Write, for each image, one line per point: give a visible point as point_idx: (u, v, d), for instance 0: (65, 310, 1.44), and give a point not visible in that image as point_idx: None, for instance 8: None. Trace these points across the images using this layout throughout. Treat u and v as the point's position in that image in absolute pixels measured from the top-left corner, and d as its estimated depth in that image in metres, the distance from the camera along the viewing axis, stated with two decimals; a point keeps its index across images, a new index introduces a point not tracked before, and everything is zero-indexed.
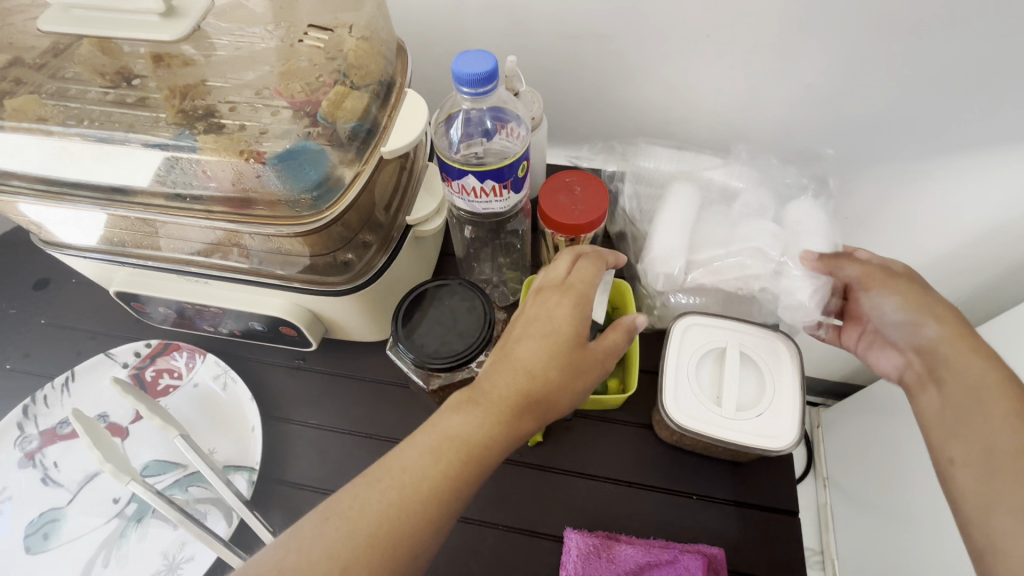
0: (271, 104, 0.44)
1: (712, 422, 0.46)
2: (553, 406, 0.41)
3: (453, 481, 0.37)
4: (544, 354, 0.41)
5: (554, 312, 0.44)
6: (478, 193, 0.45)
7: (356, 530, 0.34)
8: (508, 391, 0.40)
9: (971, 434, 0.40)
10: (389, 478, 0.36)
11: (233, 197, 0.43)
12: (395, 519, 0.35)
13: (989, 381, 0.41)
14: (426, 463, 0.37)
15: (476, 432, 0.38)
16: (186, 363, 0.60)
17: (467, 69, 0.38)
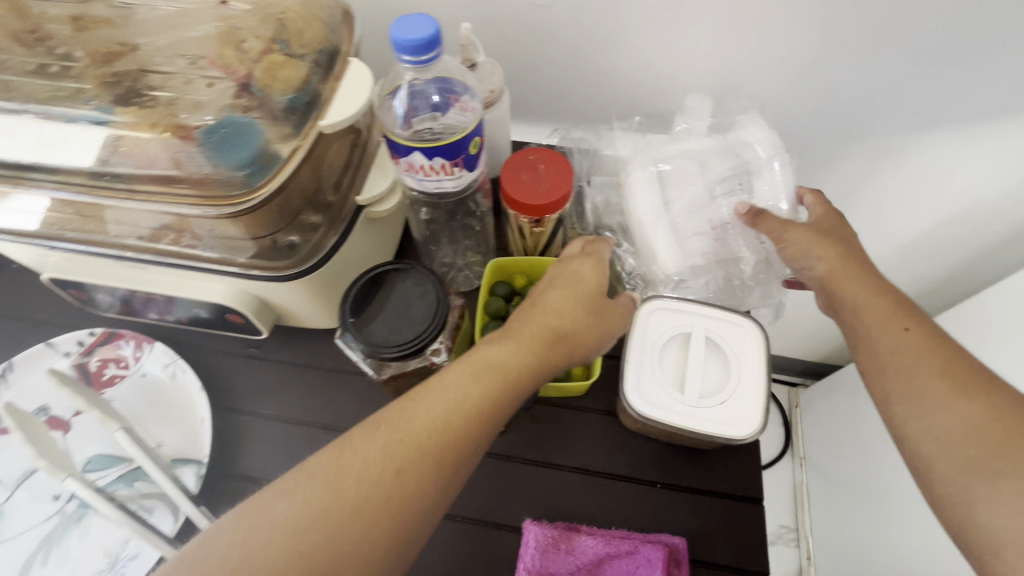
0: (204, 72, 0.42)
1: (675, 411, 0.45)
2: (574, 346, 0.42)
3: (492, 401, 0.37)
4: (569, 301, 0.43)
5: (576, 269, 0.46)
6: (427, 172, 0.42)
7: (395, 441, 0.34)
8: (540, 327, 0.41)
9: (926, 407, 0.37)
10: (426, 397, 0.36)
11: (156, 174, 0.40)
12: (433, 434, 0.35)
13: (920, 345, 0.39)
14: (466, 383, 0.37)
15: (512, 358, 0.39)
16: (132, 353, 0.57)
17: (407, 35, 0.35)
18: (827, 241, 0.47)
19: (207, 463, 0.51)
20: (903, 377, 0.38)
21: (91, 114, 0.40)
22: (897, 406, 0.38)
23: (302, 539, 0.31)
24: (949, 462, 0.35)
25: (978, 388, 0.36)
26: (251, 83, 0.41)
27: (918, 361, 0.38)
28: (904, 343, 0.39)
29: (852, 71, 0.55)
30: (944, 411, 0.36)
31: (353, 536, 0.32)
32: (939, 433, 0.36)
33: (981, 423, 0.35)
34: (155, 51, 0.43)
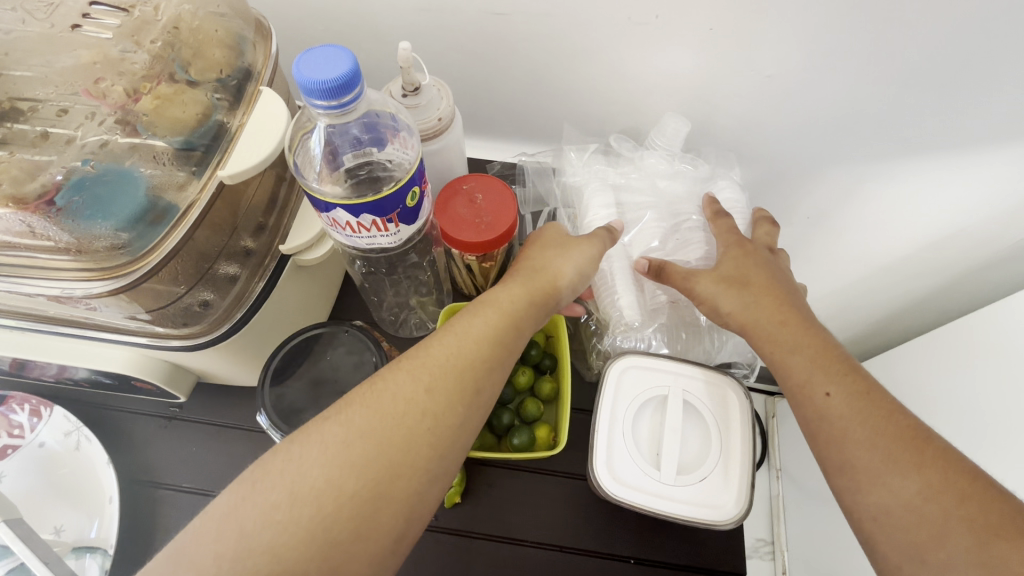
0: (76, 104, 0.34)
1: (649, 491, 0.40)
2: (568, 281, 0.41)
3: (506, 328, 0.36)
4: (551, 239, 0.43)
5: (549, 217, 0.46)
6: (355, 229, 0.35)
7: (420, 369, 0.33)
8: (521, 273, 0.40)
9: (875, 475, 0.33)
10: (440, 332, 0.35)
11: (13, 242, 0.32)
12: (456, 362, 0.33)
13: (860, 404, 0.36)
14: (477, 316, 0.36)
15: (515, 290, 0.39)
16: (28, 419, 0.49)
17: (317, 75, 0.28)
18: (747, 296, 0.42)
19: (113, 552, 0.44)
20: (842, 445, 0.35)
21: None
22: (839, 478, 0.35)
23: (340, 463, 0.29)
24: (892, 543, 0.32)
25: (917, 461, 0.33)
26: (135, 120, 0.33)
27: (849, 429, 0.35)
28: (830, 408, 0.36)
29: (842, 94, 0.50)
30: (885, 486, 0.32)
31: (392, 458, 0.30)
32: (878, 511, 0.32)
33: (934, 496, 0.31)
34: (11, 74, 0.34)
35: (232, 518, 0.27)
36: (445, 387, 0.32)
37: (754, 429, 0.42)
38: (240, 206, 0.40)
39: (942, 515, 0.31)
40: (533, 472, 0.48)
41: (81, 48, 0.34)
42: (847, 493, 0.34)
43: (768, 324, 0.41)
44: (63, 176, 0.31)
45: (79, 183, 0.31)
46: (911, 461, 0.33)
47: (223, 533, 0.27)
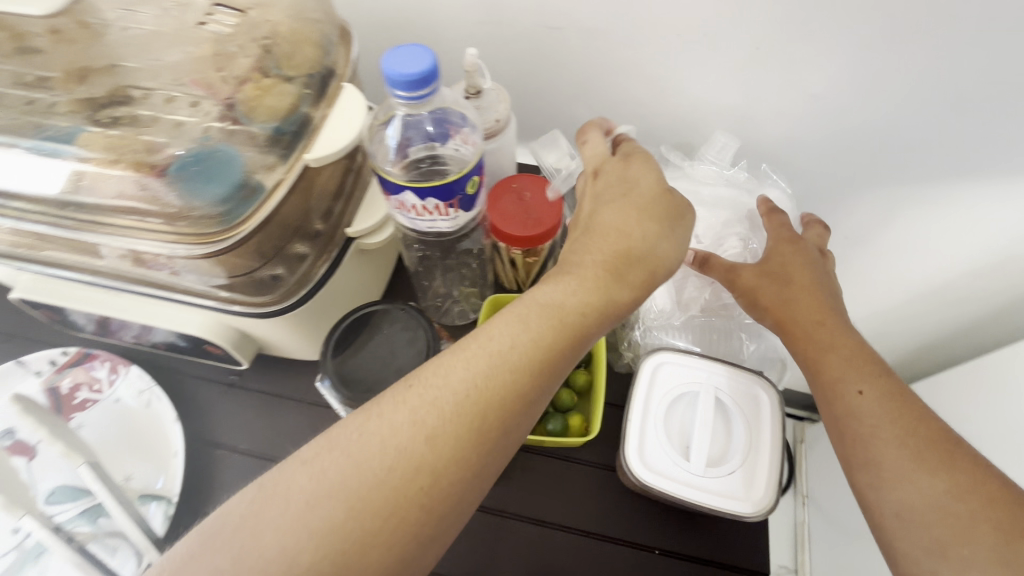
0: (188, 93, 0.39)
1: (678, 479, 0.41)
2: (632, 292, 0.38)
3: (551, 350, 0.35)
4: (637, 216, 0.39)
5: (638, 176, 0.42)
6: (420, 211, 0.39)
7: (446, 396, 0.32)
8: (587, 273, 0.37)
9: (900, 473, 0.34)
10: (478, 349, 0.34)
11: (129, 206, 0.37)
12: (485, 389, 0.33)
13: (891, 408, 0.37)
14: (522, 331, 0.34)
15: (573, 298, 0.36)
16: (107, 376, 0.54)
17: (400, 70, 0.32)
18: (787, 289, 0.44)
19: (176, 502, 0.48)
20: (870, 438, 0.36)
21: (55, 132, 0.38)
22: (863, 474, 0.36)
23: (354, 490, 0.29)
24: (911, 539, 0.33)
25: (943, 463, 0.34)
26: (237, 107, 0.38)
27: (878, 430, 0.36)
28: (861, 407, 0.37)
29: (883, 115, 0.51)
30: (909, 484, 0.34)
31: (407, 492, 0.30)
32: (901, 507, 0.33)
33: (957, 496, 0.32)
34: (134, 66, 0.40)
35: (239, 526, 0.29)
36: (470, 419, 0.32)
37: (782, 429, 0.43)
38: (315, 189, 0.44)
39: (962, 509, 0.32)
40: (562, 460, 0.50)
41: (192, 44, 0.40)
42: (870, 489, 0.35)
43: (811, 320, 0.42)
44: (183, 151, 0.36)
45: (194, 158, 0.36)
46: (938, 465, 0.34)
47: (236, 539, 0.28)
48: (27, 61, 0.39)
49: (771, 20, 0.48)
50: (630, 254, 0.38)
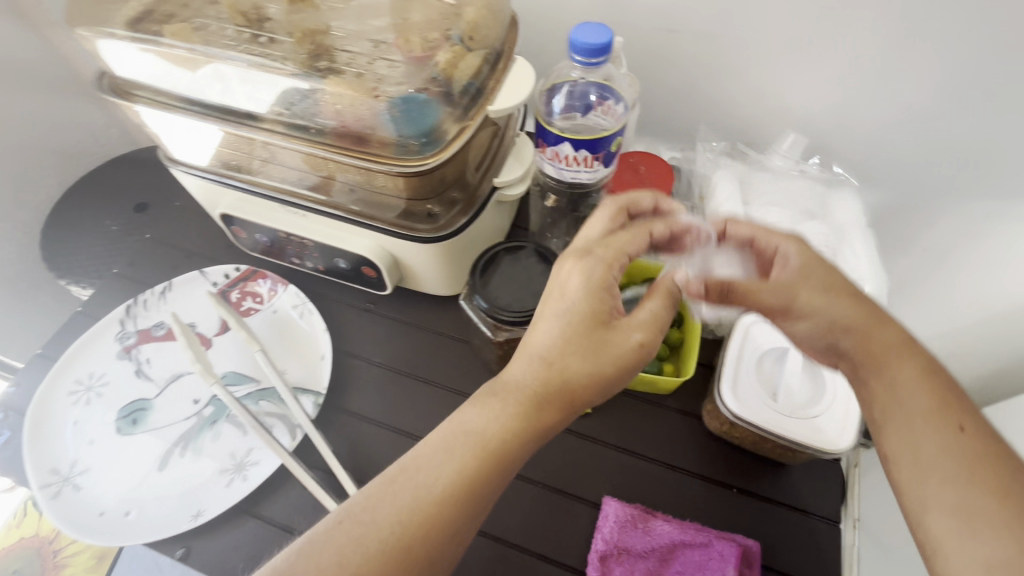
0: (390, 55, 0.47)
1: (767, 416, 0.47)
2: (562, 417, 0.41)
3: (471, 478, 0.39)
4: (562, 337, 0.41)
5: (574, 287, 0.43)
6: (569, 161, 0.47)
7: (368, 533, 0.36)
8: (524, 382, 0.41)
9: (927, 440, 0.36)
10: (405, 479, 0.38)
11: (352, 133, 0.46)
12: (406, 525, 0.37)
13: (915, 376, 0.38)
14: (444, 464, 0.39)
15: (492, 425, 0.40)
16: (269, 290, 0.64)
17: (585, 39, 0.41)
18: (851, 299, 0.42)
19: (323, 394, 0.57)
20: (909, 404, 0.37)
21: (293, 71, 0.45)
22: (891, 447, 0.37)
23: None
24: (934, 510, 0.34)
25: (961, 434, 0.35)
26: (433, 69, 0.46)
27: (908, 400, 0.37)
28: (909, 377, 0.38)
29: (976, 125, 0.56)
30: (926, 454, 0.35)
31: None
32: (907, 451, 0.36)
33: (984, 481, 0.33)
34: (347, 31, 0.48)
35: None
36: (395, 553, 0.36)
37: None
38: (468, 158, 0.53)
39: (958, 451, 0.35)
40: (651, 401, 0.56)
41: (393, 18, 0.49)
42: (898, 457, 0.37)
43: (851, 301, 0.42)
44: (410, 91, 0.44)
45: (417, 98, 0.44)
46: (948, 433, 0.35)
47: None
48: (263, 28, 0.49)
49: (873, 32, 0.54)
50: (562, 370, 0.40)
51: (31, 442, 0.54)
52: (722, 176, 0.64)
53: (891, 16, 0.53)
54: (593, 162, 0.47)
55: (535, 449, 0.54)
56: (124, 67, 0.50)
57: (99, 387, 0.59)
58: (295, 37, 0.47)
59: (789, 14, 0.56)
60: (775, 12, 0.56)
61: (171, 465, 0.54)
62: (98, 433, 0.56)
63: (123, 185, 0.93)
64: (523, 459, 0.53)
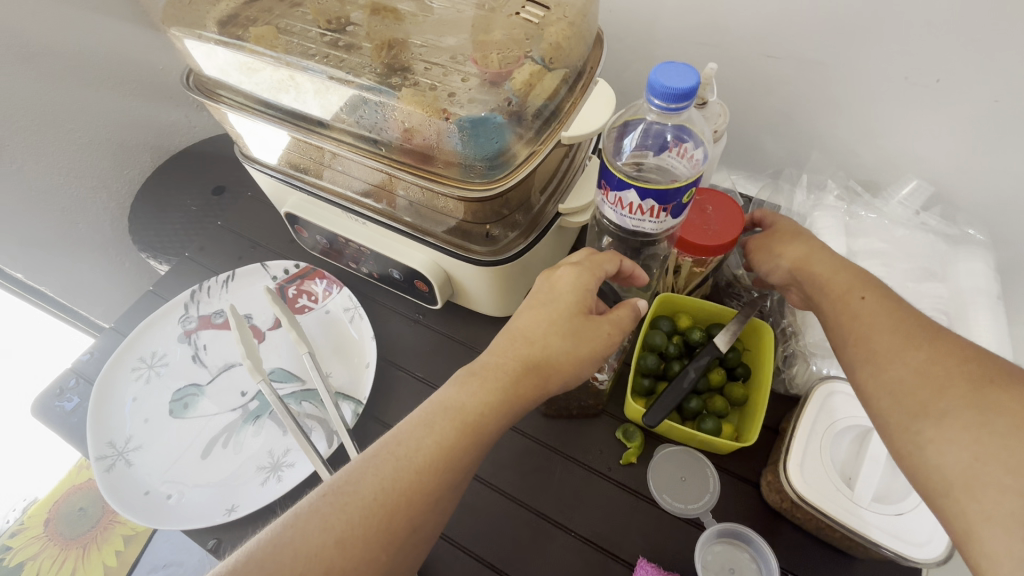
0: (466, 69, 0.45)
1: (839, 504, 0.42)
2: (541, 394, 0.42)
3: (449, 449, 0.38)
4: (549, 321, 0.43)
5: (563, 282, 0.44)
6: (633, 210, 0.42)
7: (352, 501, 0.36)
8: (508, 358, 0.42)
9: (890, 339, 0.40)
10: (389, 453, 0.38)
11: (418, 151, 0.45)
12: (389, 494, 0.36)
13: (872, 301, 0.43)
14: (425, 435, 0.39)
15: (471, 400, 0.40)
16: (324, 290, 0.65)
17: (664, 82, 0.36)
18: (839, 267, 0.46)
19: (363, 404, 0.57)
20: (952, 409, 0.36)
21: (364, 84, 0.44)
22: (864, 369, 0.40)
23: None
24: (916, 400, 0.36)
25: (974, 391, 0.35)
26: (508, 87, 0.43)
27: (870, 330, 0.41)
28: (864, 310, 0.42)
29: None
30: (897, 353, 0.39)
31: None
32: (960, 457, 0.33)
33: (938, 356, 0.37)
34: (425, 42, 0.47)
35: None
36: (375, 518, 0.35)
37: None
38: (535, 182, 0.50)
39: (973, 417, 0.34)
40: (705, 460, 0.51)
41: (473, 32, 0.46)
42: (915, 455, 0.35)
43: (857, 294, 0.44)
44: (482, 112, 0.42)
45: (489, 120, 0.42)
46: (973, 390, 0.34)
47: None
48: (346, 30, 0.48)
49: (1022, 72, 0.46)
50: (546, 347, 0.42)
51: (92, 413, 0.57)
52: (824, 215, 0.58)
53: None
54: (660, 213, 0.42)
55: (570, 494, 0.51)
56: (210, 67, 0.51)
57: (158, 367, 0.61)
58: (374, 45, 0.46)
59: (917, 44, 0.49)
60: (899, 41, 0.49)
61: (213, 455, 0.55)
62: (152, 412, 0.58)
63: (206, 167, 0.98)
64: (556, 502, 0.51)
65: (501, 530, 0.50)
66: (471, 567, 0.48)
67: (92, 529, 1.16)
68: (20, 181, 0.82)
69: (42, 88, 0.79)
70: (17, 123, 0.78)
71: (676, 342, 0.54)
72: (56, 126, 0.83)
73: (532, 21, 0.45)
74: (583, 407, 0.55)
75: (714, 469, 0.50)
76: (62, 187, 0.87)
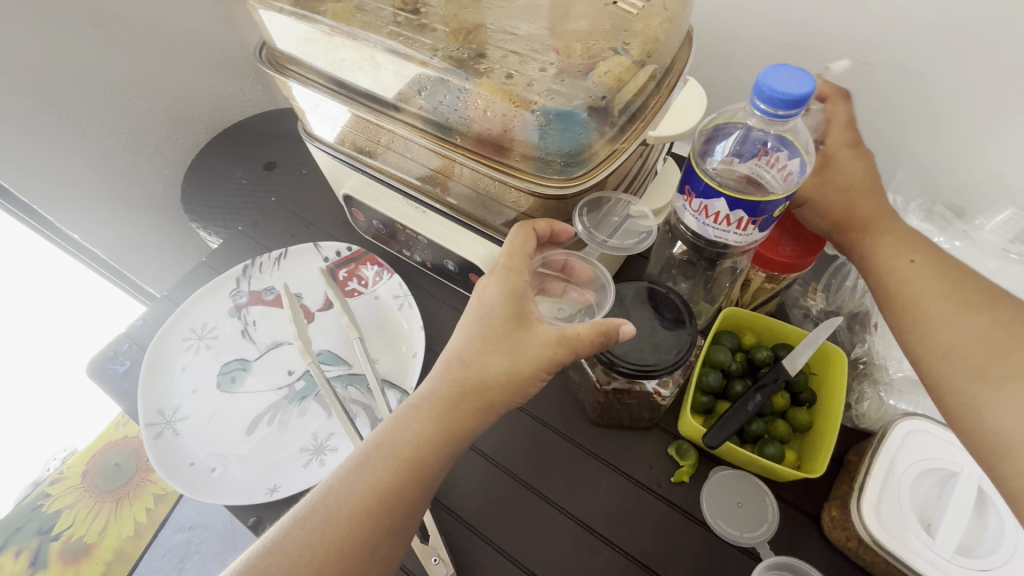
0: (546, 58, 0.42)
1: (917, 551, 0.39)
2: (483, 421, 0.43)
3: (386, 484, 0.40)
4: (480, 343, 0.43)
5: (493, 297, 0.44)
6: (718, 220, 0.40)
7: (296, 544, 0.38)
8: (442, 385, 0.43)
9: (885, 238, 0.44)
10: (325, 497, 0.40)
11: (492, 142, 0.43)
12: (325, 543, 0.38)
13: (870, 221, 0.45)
14: (356, 479, 0.40)
15: (404, 434, 0.41)
16: (375, 275, 0.64)
17: (774, 84, 0.33)
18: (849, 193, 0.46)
19: (409, 394, 0.56)
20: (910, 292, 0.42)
21: (442, 68, 0.43)
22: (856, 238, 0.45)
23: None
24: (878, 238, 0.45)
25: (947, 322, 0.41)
26: (592, 81, 0.40)
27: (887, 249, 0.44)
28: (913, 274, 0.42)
29: None
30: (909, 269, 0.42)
31: None
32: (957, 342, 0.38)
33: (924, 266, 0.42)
34: (504, 29, 0.45)
35: None
36: (320, 560, 0.38)
37: None
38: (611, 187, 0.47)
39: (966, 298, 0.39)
40: (764, 487, 0.48)
41: (556, 21, 0.44)
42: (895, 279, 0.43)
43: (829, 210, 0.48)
44: (569, 106, 0.40)
45: (576, 115, 0.40)
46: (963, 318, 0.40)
47: None
48: (420, 10, 0.47)
49: None
50: (479, 372, 0.42)
51: (143, 381, 0.58)
52: None
53: None
54: (748, 225, 0.40)
55: (616, 508, 0.49)
56: (283, 43, 0.50)
57: (208, 339, 0.62)
58: (451, 29, 0.44)
59: None
60: None
61: (258, 431, 0.55)
62: (200, 383, 0.59)
63: (259, 142, 0.99)
64: (603, 516, 0.49)
65: (541, 537, 0.48)
66: (511, 574, 0.47)
67: (125, 484, 1.19)
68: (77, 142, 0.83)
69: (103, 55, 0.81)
70: (80, 85, 0.79)
71: (739, 361, 0.51)
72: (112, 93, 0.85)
73: (627, 9, 0.43)
74: (637, 419, 0.53)
75: (774, 498, 0.48)
76: (118, 150, 0.89)
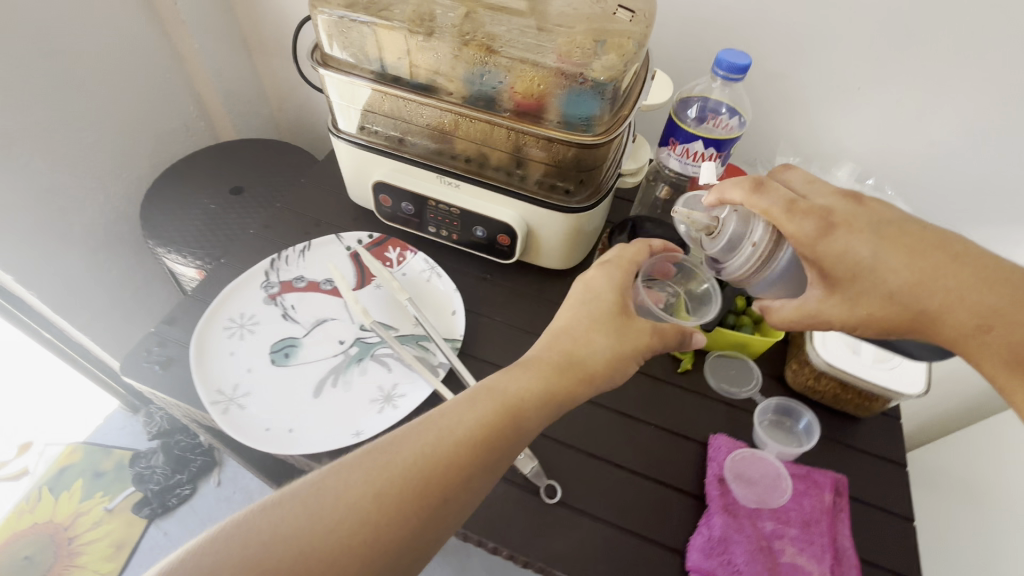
0: (551, 60, 0.54)
1: (853, 365, 0.58)
2: (579, 390, 0.48)
3: (489, 426, 0.44)
4: (588, 320, 0.50)
5: (600, 283, 0.53)
6: (696, 157, 0.61)
7: (391, 463, 0.42)
8: (549, 350, 0.49)
9: (883, 243, 0.43)
10: (433, 424, 0.44)
11: (520, 109, 0.57)
12: (432, 458, 0.42)
13: (883, 238, 0.43)
14: (467, 411, 0.45)
15: (512, 385, 0.47)
16: (400, 256, 0.73)
17: (729, 59, 0.54)
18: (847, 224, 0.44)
19: (458, 342, 0.65)
20: (932, 292, 0.41)
21: (477, 61, 0.56)
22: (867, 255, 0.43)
23: (336, 525, 0.39)
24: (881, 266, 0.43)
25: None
26: (591, 75, 0.54)
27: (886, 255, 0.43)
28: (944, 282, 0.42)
29: (994, 163, 0.67)
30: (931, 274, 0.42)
31: (352, 537, 0.39)
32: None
33: (944, 268, 0.42)
34: (513, 37, 0.56)
35: (275, 524, 0.39)
36: (413, 481, 0.41)
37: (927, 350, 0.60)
38: (607, 155, 0.61)
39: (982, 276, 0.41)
40: (751, 363, 0.66)
41: (556, 31, 0.55)
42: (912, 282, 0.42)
43: (788, 203, 0.45)
44: (580, 86, 0.54)
45: (586, 92, 0.55)
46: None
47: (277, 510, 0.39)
48: (436, 27, 0.56)
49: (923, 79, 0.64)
50: (582, 344, 0.49)
51: (195, 367, 0.60)
52: None
53: (927, 72, 0.63)
54: (714, 160, 0.61)
55: (645, 398, 0.62)
56: (338, 43, 0.60)
57: (251, 325, 0.65)
58: (472, 42, 0.55)
59: (846, 61, 0.66)
60: (834, 59, 0.67)
61: (325, 393, 0.60)
62: (253, 362, 0.62)
63: (222, 170, 1.01)
64: (637, 404, 0.61)
65: (593, 426, 0.59)
66: (578, 457, 0.57)
67: None
68: (25, 175, 0.80)
69: (59, 82, 0.80)
70: (32, 115, 0.78)
71: None
72: (69, 121, 0.83)
73: (624, 20, 0.56)
74: None
75: (757, 368, 0.65)
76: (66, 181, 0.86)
